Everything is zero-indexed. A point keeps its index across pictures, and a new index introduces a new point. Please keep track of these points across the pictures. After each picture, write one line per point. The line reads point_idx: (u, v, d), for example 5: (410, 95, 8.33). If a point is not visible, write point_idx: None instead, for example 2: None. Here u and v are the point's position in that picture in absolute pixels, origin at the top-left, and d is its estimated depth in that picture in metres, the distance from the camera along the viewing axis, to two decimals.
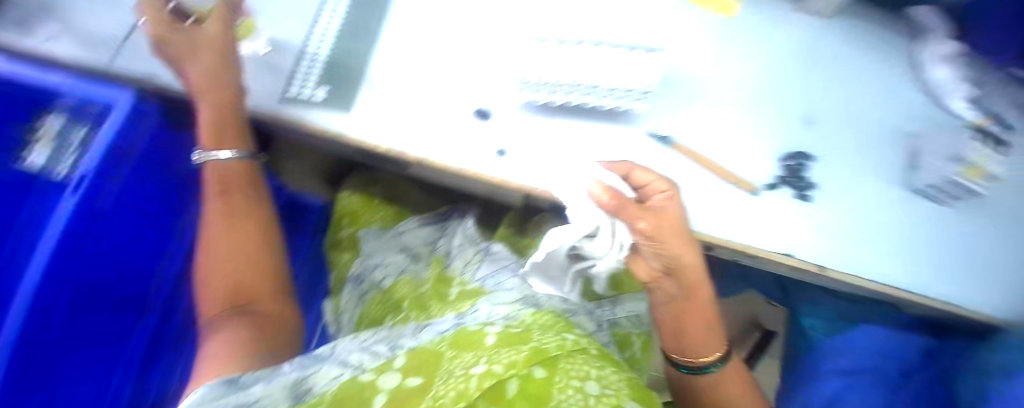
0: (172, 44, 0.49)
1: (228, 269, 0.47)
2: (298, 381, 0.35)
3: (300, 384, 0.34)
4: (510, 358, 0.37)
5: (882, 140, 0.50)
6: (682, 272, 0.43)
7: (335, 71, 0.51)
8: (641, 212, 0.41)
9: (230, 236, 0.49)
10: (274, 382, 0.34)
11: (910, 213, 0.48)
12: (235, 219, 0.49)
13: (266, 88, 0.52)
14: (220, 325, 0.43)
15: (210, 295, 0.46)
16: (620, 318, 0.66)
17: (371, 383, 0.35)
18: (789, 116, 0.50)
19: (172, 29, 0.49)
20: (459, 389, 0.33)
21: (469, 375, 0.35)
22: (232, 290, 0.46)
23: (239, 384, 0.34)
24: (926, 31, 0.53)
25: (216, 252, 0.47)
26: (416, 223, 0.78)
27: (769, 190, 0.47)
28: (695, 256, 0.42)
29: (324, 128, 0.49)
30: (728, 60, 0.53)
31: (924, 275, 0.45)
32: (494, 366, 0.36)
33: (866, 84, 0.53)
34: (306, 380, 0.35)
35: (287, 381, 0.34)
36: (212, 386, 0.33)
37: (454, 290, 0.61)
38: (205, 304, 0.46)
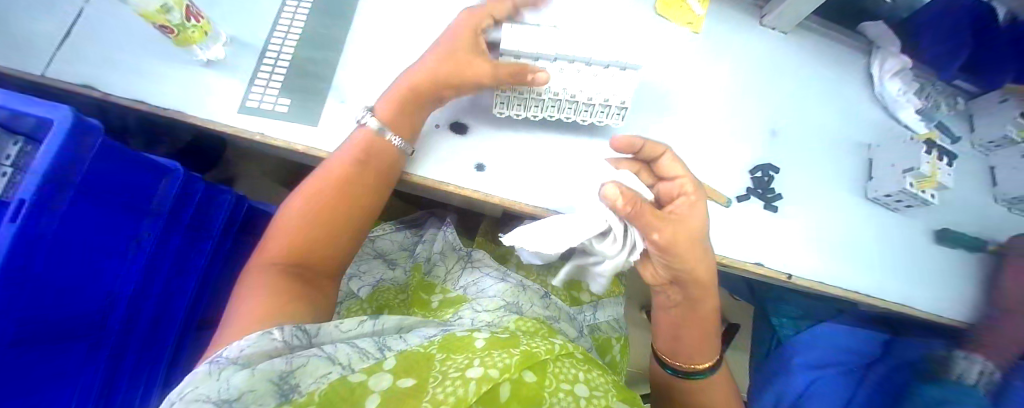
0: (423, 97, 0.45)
1: (319, 211, 0.42)
2: (285, 373, 0.31)
3: (287, 379, 0.31)
4: (504, 363, 0.35)
5: (844, 150, 0.53)
6: (694, 283, 0.41)
7: (307, 83, 0.48)
8: (656, 221, 0.37)
9: (318, 199, 0.43)
10: (258, 373, 0.29)
11: (867, 220, 0.51)
12: (360, 182, 0.44)
13: (221, 97, 0.47)
14: (270, 270, 0.39)
15: (290, 222, 0.42)
16: (599, 322, 0.67)
17: (362, 383, 0.31)
18: (759, 128, 0.52)
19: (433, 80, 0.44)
20: (458, 394, 0.31)
21: (466, 379, 0.33)
22: (304, 235, 0.42)
23: (220, 362, 0.30)
24: (878, 47, 0.56)
25: (319, 189, 0.43)
26: (392, 226, 0.74)
27: (739, 202, 0.49)
28: (708, 265, 0.40)
29: (294, 143, 0.46)
30: (700, 72, 0.54)
31: (876, 277, 0.49)
32: (490, 369, 0.34)
33: (829, 96, 0.55)
34: (294, 374, 0.31)
35: (273, 371, 0.30)
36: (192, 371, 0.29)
37: (435, 297, 0.60)
38: (283, 221, 0.43)
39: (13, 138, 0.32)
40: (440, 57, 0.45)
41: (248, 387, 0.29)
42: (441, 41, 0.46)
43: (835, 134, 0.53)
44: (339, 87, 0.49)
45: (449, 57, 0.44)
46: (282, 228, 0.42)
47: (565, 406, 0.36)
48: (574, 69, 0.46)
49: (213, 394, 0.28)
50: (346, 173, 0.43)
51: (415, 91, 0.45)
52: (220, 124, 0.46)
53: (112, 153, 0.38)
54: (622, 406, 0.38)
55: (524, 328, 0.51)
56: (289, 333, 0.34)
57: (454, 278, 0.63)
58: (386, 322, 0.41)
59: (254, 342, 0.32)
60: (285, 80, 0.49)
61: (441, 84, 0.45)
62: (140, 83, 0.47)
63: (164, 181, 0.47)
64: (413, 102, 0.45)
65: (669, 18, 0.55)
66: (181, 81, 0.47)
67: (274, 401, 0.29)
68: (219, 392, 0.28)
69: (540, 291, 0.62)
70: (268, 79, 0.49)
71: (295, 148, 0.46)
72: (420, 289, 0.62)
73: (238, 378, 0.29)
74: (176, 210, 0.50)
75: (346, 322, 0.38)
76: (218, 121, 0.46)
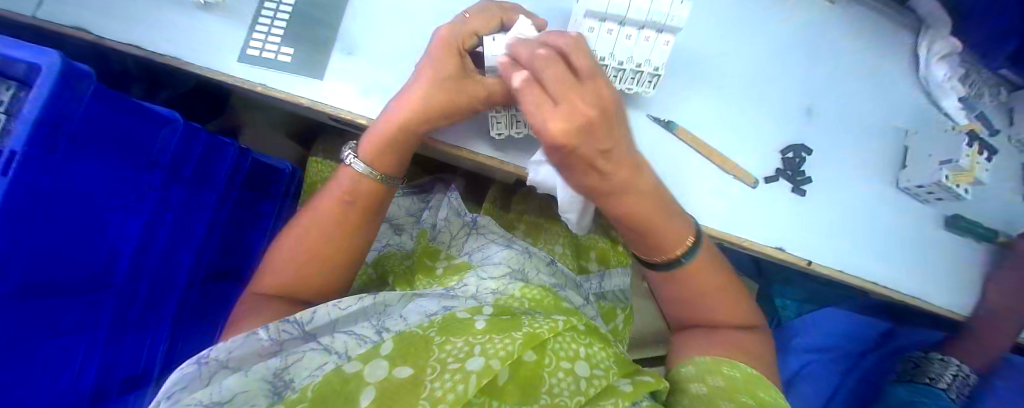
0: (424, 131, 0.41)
1: (315, 240, 0.43)
2: (279, 370, 0.32)
3: (281, 375, 0.32)
4: (507, 351, 0.34)
5: (879, 134, 0.51)
6: (610, 195, 0.37)
7: (311, 31, 0.44)
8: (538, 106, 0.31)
9: (317, 230, 0.43)
10: (250, 373, 0.31)
11: (893, 209, 0.49)
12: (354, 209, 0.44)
13: (217, 42, 0.43)
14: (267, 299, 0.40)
15: (287, 256, 0.43)
16: (605, 291, 0.66)
17: (357, 373, 0.31)
18: (794, 106, 0.49)
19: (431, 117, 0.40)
20: (458, 391, 0.31)
21: (466, 372, 0.32)
22: (302, 263, 0.43)
23: (212, 365, 0.31)
24: (927, 27, 0.52)
25: (314, 221, 0.44)
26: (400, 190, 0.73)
27: (766, 183, 0.47)
28: (618, 164, 0.34)
29: (299, 98, 0.42)
30: (738, 42, 0.50)
31: (894, 266, 0.49)
32: (491, 360, 0.33)
33: (870, 75, 0.52)
34: (288, 370, 0.32)
35: (266, 370, 0.32)
36: (182, 369, 0.30)
37: (440, 263, 0.59)
38: (278, 256, 0.43)
39: (2, 84, 0.29)
40: (435, 89, 0.39)
41: (241, 388, 0.30)
42: (425, 61, 0.40)
43: (870, 117, 0.51)
44: (347, 36, 0.44)
45: (438, 89, 0.39)
46: (279, 260, 0.43)
47: (564, 386, 0.36)
48: (606, 29, 0.42)
49: (207, 395, 0.29)
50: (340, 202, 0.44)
51: (398, 129, 0.41)
52: (219, 73, 0.42)
53: (104, 112, 0.37)
54: (624, 382, 0.38)
55: (529, 297, 0.49)
56: (275, 331, 0.34)
57: (460, 244, 0.62)
58: (386, 295, 0.41)
59: (243, 343, 0.33)
60: (288, 27, 0.44)
61: (428, 119, 0.40)
62: (126, 23, 0.42)
63: (167, 128, 0.47)
64: (399, 141, 0.42)
65: None
66: (172, 23, 0.43)
67: (265, 400, 0.31)
68: (210, 395, 0.29)
69: (546, 258, 0.60)
70: (270, 24, 0.44)
71: (300, 103, 0.42)
72: (425, 255, 0.60)
73: (230, 380, 0.30)
74: (175, 165, 0.48)
75: (343, 301, 0.38)
76: (216, 70, 0.42)
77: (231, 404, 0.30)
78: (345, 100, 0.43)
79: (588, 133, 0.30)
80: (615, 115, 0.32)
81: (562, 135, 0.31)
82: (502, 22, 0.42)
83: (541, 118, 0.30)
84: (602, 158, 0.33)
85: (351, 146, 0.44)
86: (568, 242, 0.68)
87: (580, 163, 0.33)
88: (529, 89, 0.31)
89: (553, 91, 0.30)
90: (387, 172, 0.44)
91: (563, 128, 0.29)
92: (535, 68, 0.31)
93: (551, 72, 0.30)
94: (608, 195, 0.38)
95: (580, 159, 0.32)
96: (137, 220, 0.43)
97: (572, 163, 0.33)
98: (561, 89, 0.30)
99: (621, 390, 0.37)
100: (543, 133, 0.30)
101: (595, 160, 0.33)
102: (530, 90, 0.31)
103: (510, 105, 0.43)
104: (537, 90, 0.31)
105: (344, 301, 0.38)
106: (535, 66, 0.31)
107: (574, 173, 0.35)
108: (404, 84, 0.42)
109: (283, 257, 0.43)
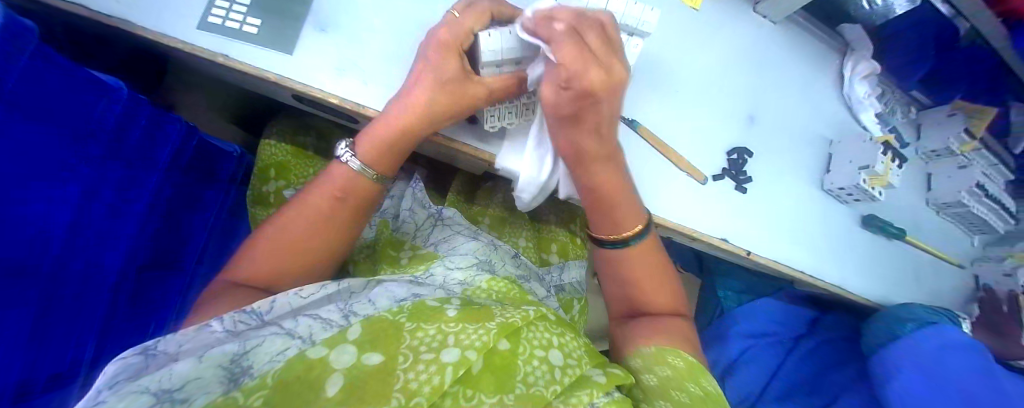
0: (420, 131, 0.43)
1: (295, 240, 0.41)
2: (237, 356, 0.29)
3: (240, 361, 0.29)
4: (482, 341, 0.33)
5: (813, 142, 0.57)
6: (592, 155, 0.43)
7: (280, 6, 0.43)
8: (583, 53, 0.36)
9: (299, 229, 0.41)
10: (205, 360, 0.28)
11: (823, 210, 0.55)
12: (340, 210, 0.43)
13: (176, 10, 0.41)
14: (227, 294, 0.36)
15: (257, 255, 0.40)
16: (565, 284, 0.68)
17: (322, 358, 0.30)
18: (740, 113, 0.54)
19: (430, 119, 0.42)
20: (434, 382, 0.30)
21: (441, 363, 0.31)
22: (273, 263, 0.40)
23: (158, 358, 0.28)
24: (853, 49, 0.59)
25: (294, 221, 0.41)
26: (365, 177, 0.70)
27: (714, 181, 0.51)
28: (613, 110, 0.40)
29: (265, 72, 0.41)
30: (692, 49, 0.54)
31: (824, 261, 0.54)
32: (467, 350, 0.32)
33: (804, 89, 0.58)
34: (248, 355, 0.29)
35: (224, 356, 0.29)
36: (122, 359, 0.26)
37: (405, 252, 0.59)
38: (248, 254, 0.40)
39: None
40: (435, 95, 0.41)
41: (194, 375, 0.27)
42: (423, 65, 0.41)
43: (803, 128, 0.57)
44: (319, 14, 0.44)
45: (436, 94, 0.41)
46: (258, 250, 0.40)
47: (540, 375, 0.36)
48: None
49: (153, 383, 0.26)
50: (328, 205, 0.42)
51: (399, 130, 0.42)
52: (177, 41, 0.40)
53: (43, 72, 0.35)
54: (596, 371, 0.39)
55: (495, 289, 0.49)
56: (230, 322, 0.31)
57: (425, 235, 0.61)
58: (351, 281, 0.39)
59: (195, 335, 0.30)
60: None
61: (427, 122, 0.42)
62: None
63: (107, 99, 0.44)
64: (393, 143, 0.43)
65: None
66: None
67: (220, 387, 0.28)
68: (158, 382, 0.26)
69: (509, 251, 0.61)
70: None
71: (266, 77, 0.41)
72: (388, 246, 0.60)
73: (182, 364, 0.27)
74: (119, 138, 0.46)
75: (304, 289, 0.36)
76: (173, 36, 0.40)
77: (181, 394, 0.26)
78: (314, 77, 0.42)
79: (612, 91, 0.38)
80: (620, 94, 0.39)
81: (604, 78, 0.37)
82: (491, 15, 0.42)
83: (580, 69, 0.36)
84: (606, 124, 0.41)
85: (346, 142, 0.43)
86: (529, 233, 0.70)
87: (593, 119, 0.40)
88: (578, 38, 0.36)
89: (597, 50, 0.37)
90: (384, 172, 0.44)
91: (600, 81, 0.37)
92: (579, 26, 0.37)
93: (591, 32, 0.37)
94: (592, 157, 0.43)
95: (594, 116, 0.39)
96: (73, 196, 0.40)
97: (586, 118, 0.40)
98: (587, 49, 0.36)
99: (595, 380, 0.37)
100: (586, 78, 0.36)
101: (602, 121, 0.40)
102: (568, 45, 0.36)
103: (501, 101, 0.44)
104: (575, 45, 0.36)
105: (306, 289, 0.36)
106: (579, 22, 0.37)
107: (576, 130, 0.41)
108: (401, 86, 0.43)
109: (263, 248, 0.40)
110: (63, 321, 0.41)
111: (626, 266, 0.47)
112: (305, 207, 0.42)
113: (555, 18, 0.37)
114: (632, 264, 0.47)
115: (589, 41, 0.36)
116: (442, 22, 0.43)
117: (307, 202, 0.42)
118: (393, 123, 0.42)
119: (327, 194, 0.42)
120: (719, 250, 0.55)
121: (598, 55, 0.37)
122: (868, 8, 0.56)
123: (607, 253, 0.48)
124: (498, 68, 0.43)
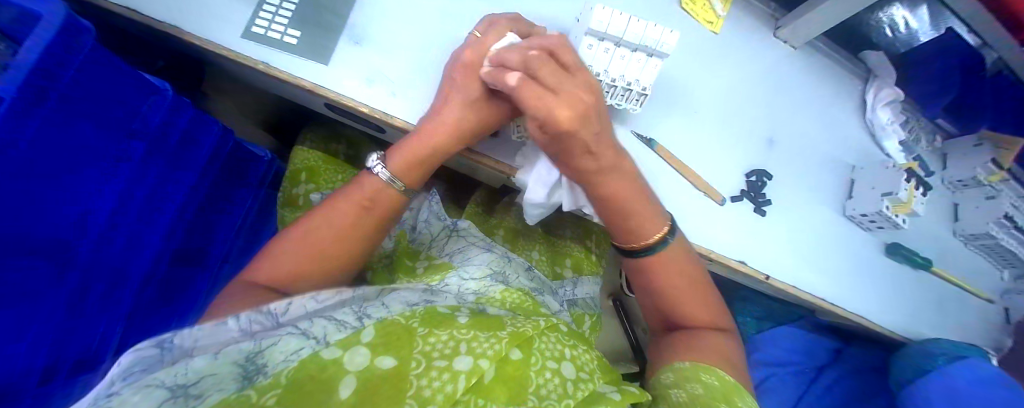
0: (453, 148, 0.44)
1: (322, 246, 0.41)
2: (252, 354, 0.29)
3: (254, 359, 0.29)
4: (494, 350, 0.34)
5: (835, 167, 0.56)
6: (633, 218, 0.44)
7: (317, 18, 0.46)
8: (540, 85, 0.38)
9: (326, 234, 0.42)
10: (221, 356, 0.28)
11: (840, 236, 0.54)
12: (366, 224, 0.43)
13: (223, 19, 0.44)
14: (246, 294, 0.37)
15: (282, 258, 0.40)
16: (578, 298, 0.68)
17: (336, 360, 0.29)
18: (761, 135, 0.54)
19: (463, 135, 0.43)
20: (447, 391, 0.30)
21: (455, 372, 0.31)
22: (296, 263, 0.40)
23: (173, 352, 0.28)
24: (875, 76, 0.60)
25: (324, 228, 0.42)
26: None
27: (732, 202, 0.51)
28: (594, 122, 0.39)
29: (299, 79, 0.44)
30: (713, 73, 0.54)
31: (840, 288, 0.53)
32: (480, 359, 0.33)
33: (825, 113, 0.58)
34: (262, 354, 0.30)
35: (239, 354, 0.29)
36: (138, 350, 0.26)
37: (420, 263, 0.59)
38: (273, 255, 0.41)
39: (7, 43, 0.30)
40: (467, 112, 0.43)
41: (209, 371, 0.27)
42: (450, 87, 0.43)
43: (824, 153, 0.56)
44: (354, 27, 0.46)
45: (467, 110, 0.43)
46: (281, 251, 0.41)
47: (552, 388, 0.35)
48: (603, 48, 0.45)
49: (168, 377, 0.26)
50: (356, 216, 0.43)
51: (429, 147, 0.43)
52: (222, 47, 0.43)
53: (102, 75, 0.38)
54: (609, 388, 0.39)
55: (509, 300, 0.49)
56: (247, 322, 0.31)
57: (441, 246, 0.61)
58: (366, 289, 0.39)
59: (212, 331, 0.30)
60: (295, 12, 0.46)
61: (461, 138, 0.44)
62: None
63: (154, 98, 0.46)
64: (427, 158, 0.44)
65: (693, 13, 0.55)
66: None
67: (234, 385, 0.28)
68: (174, 376, 0.26)
69: (524, 264, 0.60)
70: (278, 6, 0.46)
71: (300, 84, 0.44)
72: (405, 255, 0.60)
73: (199, 360, 0.27)
74: (161, 135, 0.49)
75: (320, 294, 0.36)
76: (219, 43, 0.43)
77: (196, 389, 0.27)
78: (346, 87, 0.44)
79: (583, 122, 0.38)
80: (597, 109, 0.39)
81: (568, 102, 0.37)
82: (513, 34, 0.45)
83: (545, 110, 0.37)
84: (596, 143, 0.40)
85: (378, 155, 0.45)
86: (543, 248, 0.71)
87: (578, 147, 0.39)
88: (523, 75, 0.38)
89: (551, 84, 0.37)
90: (411, 186, 0.45)
91: (566, 115, 0.37)
92: (528, 68, 0.38)
93: (544, 69, 0.37)
94: (597, 174, 0.42)
95: (579, 143, 0.39)
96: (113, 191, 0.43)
97: (568, 148, 0.40)
98: (547, 85, 0.38)
99: (610, 397, 0.37)
100: (553, 118, 0.37)
101: (588, 146, 0.39)
102: (524, 88, 0.37)
103: (528, 115, 0.45)
104: (535, 85, 0.37)
105: (322, 295, 0.36)
106: (529, 65, 0.38)
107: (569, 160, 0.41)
108: (430, 107, 0.45)
109: (286, 249, 0.41)
110: (97, 307, 0.44)
111: (658, 270, 0.45)
112: (331, 211, 0.43)
113: (507, 66, 0.39)
114: (658, 269, 0.45)
115: (540, 65, 0.37)
116: (465, 44, 0.45)
117: (332, 208, 0.43)
118: (428, 138, 0.43)
119: (357, 203, 0.43)
120: (736, 273, 0.54)
121: (542, 86, 0.37)
122: (892, 36, 0.57)
123: (636, 263, 0.47)
124: (522, 80, 0.43)
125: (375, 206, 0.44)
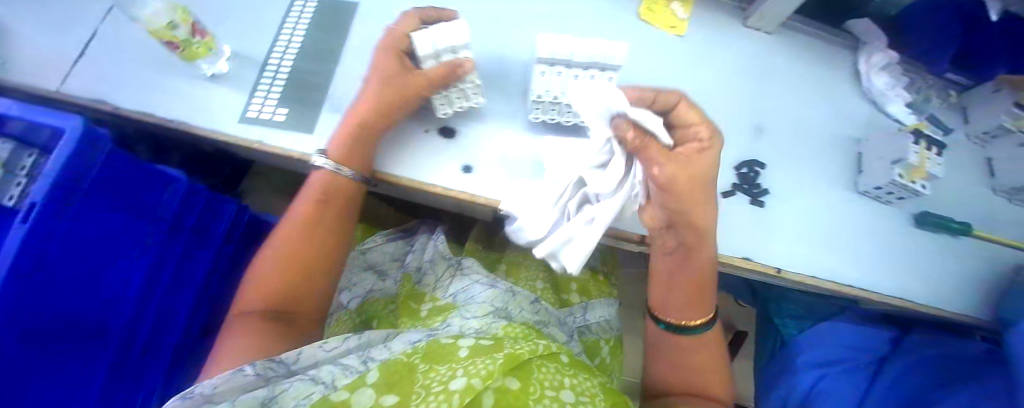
0: (376, 119, 0.46)
1: (289, 254, 0.45)
2: (267, 399, 0.31)
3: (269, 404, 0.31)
4: (488, 369, 0.33)
5: (836, 143, 0.53)
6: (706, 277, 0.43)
7: (302, 94, 0.52)
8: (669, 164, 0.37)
9: (289, 245, 0.46)
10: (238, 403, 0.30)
11: (856, 215, 0.50)
12: (318, 219, 0.47)
13: (224, 110, 0.50)
14: (239, 326, 0.41)
15: (261, 280, 0.45)
16: (590, 324, 0.66)
17: (345, 402, 0.31)
18: (746, 125, 0.53)
19: (382, 104, 0.45)
20: None
21: (450, 392, 0.32)
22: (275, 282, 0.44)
23: (194, 400, 0.31)
24: (864, 43, 0.57)
25: (286, 242, 0.46)
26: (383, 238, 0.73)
27: (724, 197, 0.49)
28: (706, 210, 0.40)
29: (289, 151, 0.49)
30: (684, 73, 0.54)
31: (866, 271, 0.48)
32: (473, 378, 0.32)
33: (813, 90, 0.55)
34: (276, 400, 0.31)
35: (255, 400, 0.31)
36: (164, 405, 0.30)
37: (425, 305, 0.59)
38: (254, 281, 0.45)
39: (26, 152, 0.39)
40: (382, 84, 0.46)
41: None
42: (371, 70, 0.47)
43: (820, 130, 0.53)
44: (334, 97, 0.52)
45: (382, 82, 0.46)
46: (258, 273, 0.45)
47: None
48: (556, 72, 0.47)
49: None
50: (307, 218, 0.47)
51: (355, 125, 0.45)
52: (222, 133, 0.49)
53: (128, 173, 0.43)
54: None
55: (511, 334, 0.49)
56: (262, 367, 0.34)
57: (444, 286, 0.62)
58: (372, 334, 0.40)
59: (228, 379, 0.32)
60: (284, 89, 0.52)
61: (381, 110, 0.45)
62: (149, 99, 0.50)
63: (169, 189, 0.50)
64: (356, 138, 0.46)
65: (651, 20, 0.56)
66: (187, 94, 0.51)
67: None
68: None
69: (529, 297, 0.60)
70: (269, 88, 0.52)
71: (290, 155, 0.49)
72: (410, 298, 0.61)
73: None
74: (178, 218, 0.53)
75: (328, 342, 0.38)
76: (220, 129, 0.49)
77: None
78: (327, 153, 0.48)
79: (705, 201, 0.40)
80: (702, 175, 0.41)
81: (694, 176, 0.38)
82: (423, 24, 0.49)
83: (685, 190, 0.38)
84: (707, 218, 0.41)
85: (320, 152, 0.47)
86: (547, 277, 0.68)
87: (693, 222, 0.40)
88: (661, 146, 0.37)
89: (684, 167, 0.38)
90: (353, 169, 0.46)
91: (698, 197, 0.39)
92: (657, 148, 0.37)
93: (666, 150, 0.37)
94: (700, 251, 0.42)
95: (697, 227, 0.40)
96: (141, 269, 0.48)
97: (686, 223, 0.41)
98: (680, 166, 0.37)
99: None
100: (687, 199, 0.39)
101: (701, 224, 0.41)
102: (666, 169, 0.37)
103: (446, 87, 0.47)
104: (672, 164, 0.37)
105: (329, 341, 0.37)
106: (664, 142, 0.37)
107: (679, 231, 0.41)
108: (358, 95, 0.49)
109: (265, 269, 0.45)
110: (129, 374, 0.49)
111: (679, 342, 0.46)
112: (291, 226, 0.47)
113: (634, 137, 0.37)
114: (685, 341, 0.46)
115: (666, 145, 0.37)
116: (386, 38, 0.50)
117: (290, 219, 0.47)
118: (352, 119, 0.45)
119: (309, 206, 0.47)
120: (752, 273, 0.50)
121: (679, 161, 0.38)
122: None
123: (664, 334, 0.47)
124: (437, 59, 0.46)
125: (324, 203, 0.47)
